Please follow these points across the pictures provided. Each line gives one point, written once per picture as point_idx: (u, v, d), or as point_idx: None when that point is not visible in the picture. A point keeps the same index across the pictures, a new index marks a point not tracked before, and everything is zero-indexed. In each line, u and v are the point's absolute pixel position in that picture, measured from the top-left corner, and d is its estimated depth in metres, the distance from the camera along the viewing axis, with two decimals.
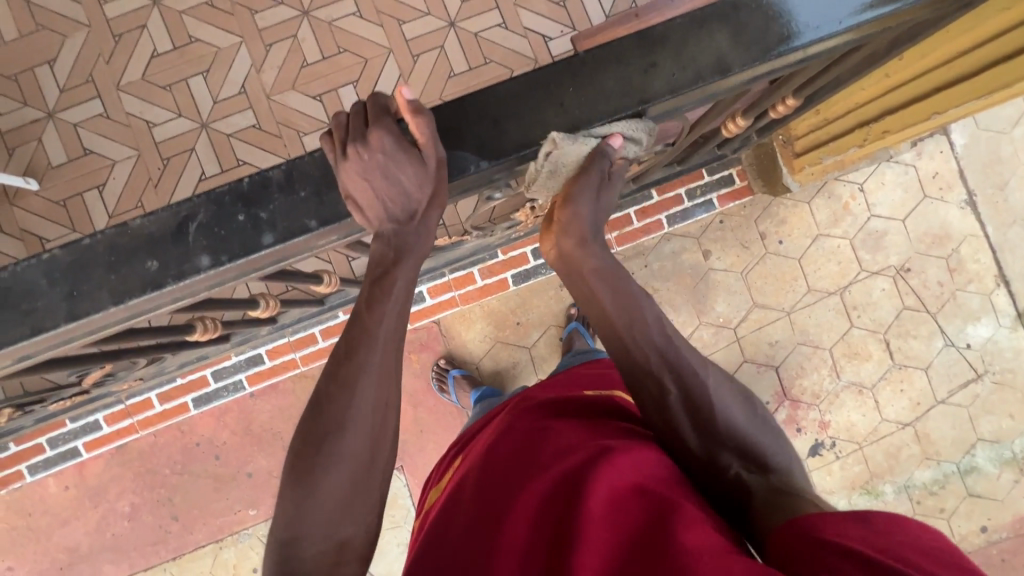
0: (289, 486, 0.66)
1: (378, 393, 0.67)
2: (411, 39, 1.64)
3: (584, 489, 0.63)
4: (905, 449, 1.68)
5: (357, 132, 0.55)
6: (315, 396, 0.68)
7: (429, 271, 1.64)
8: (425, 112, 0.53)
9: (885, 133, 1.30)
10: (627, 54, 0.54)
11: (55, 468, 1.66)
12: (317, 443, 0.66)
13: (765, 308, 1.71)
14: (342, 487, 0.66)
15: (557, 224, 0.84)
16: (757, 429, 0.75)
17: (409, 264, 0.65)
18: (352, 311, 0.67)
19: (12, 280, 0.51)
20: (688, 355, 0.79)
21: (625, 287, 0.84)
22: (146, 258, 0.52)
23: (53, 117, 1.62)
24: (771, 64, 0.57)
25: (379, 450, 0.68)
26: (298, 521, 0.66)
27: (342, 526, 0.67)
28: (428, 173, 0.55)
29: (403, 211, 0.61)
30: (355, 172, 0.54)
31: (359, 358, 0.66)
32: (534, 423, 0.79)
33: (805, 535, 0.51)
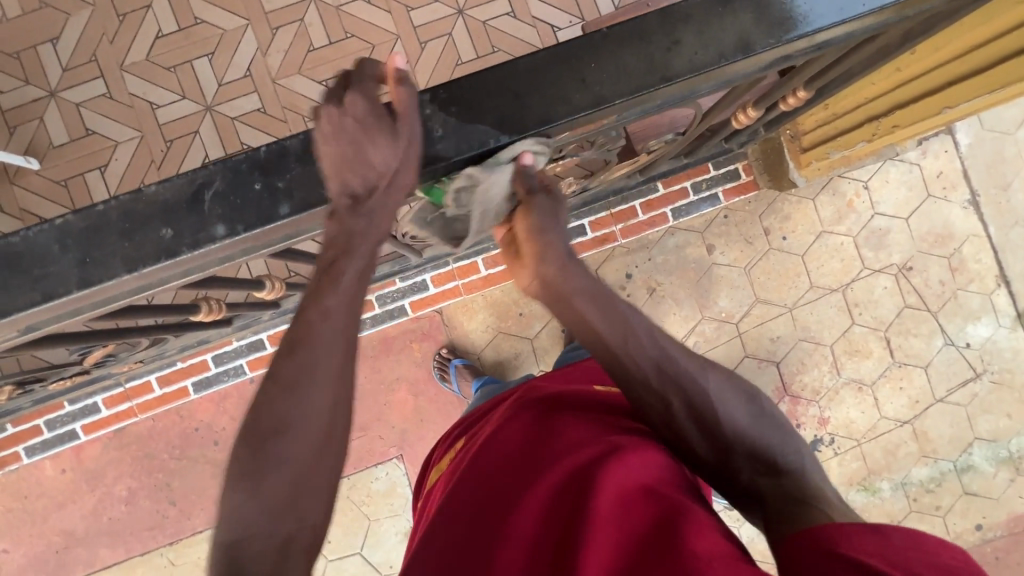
0: (231, 485, 0.60)
1: (327, 391, 0.63)
2: (419, 26, 1.63)
3: (592, 489, 0.63)
4: (902, 447, 1.69)
5: (338, 100, 0.56)
6: (257, 394, 0.63)
7: (433, 260, 1.63)
8: (406, 84, 0.54)
9: (893, 128, 1.29)
10: (650, 32, 0.54)
11: (52, 450, 1.65)
12: (259, 440, 0.61)
13: (767, 304, 1.71)
14: (288, 484, 0.61)
15: (529, 256, 0.79)
16: (771, 427, 0.73)
17: (360, 253, 0.62)
18: (299, 305, 0.64)
19: (24, 245, 0.50)
20: (688, 359, 0.76)
21: (613, 310, 0.79)
22: (161, 226, 0.51)
23: (56, 96, 1.61)
24: (795, 45, 0.57)
25: (329, 449, 0.63)
26: (242, 522, 0.59)
27: (288, 522, 0.60)
28: (398, 144, 0.53)
29: (363, 186, 0.57)
30: (324, 133, 0.53)
31: (304, 354, 0.62)
32: (538, 413, 0.78)
33: (816, 544, 0.51)
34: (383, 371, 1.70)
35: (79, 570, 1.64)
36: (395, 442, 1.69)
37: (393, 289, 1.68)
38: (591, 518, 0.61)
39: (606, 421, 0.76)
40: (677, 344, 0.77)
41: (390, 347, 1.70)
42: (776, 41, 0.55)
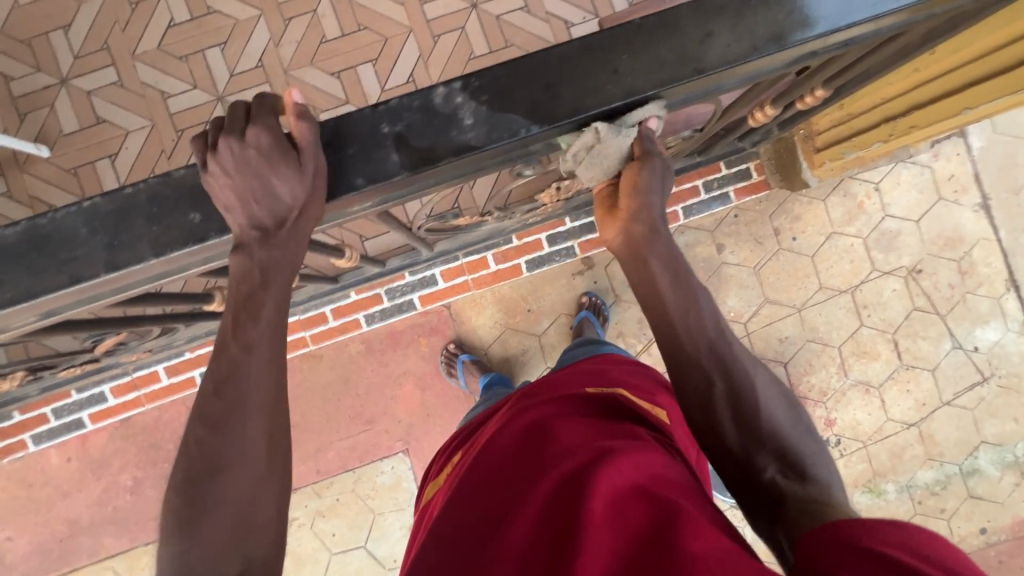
0: (165, 539, 0.55)
1: (260, 424, 0.57)
2: (432, 20, 1.62)
3: (587, 488, 0.61)
4: (908, 449, 1.69)
5: (236, 128, 0.53)
6: (183, 441, 0.58)
7: (443, 254, 1.63)
8: (308, 117, 0.52)
9: (910, 129, 1.28)
10: (684, 23, 0.54)
11: (59, 438, 1.65)
12: (191, 488, 0.55)
13: (776, 304, 1.71)
14: (227, 531, 0.55)
15: (624, 210, 0.73)
16: (801, 431, 0.69)
17: (279, 281, 0.58)
18: (215, 343, 0.59)
19: (51, 227, 0.50)
20: (736, 346, 0.72)
21: (688, 279, 0.74)
22: (189, 210, 0.52)
23: (66, 84, 1.60)
24: (828, 38, 0.56)
25: (271, 486, 0.57)
26: (182, 575, 0.54)
27: (235, 564, 0.55)
28: (303, 176, 0.52)
29: (270, 217, 0.55)
30: (218, 167, 0.51)
31: (231, 389, 0.57)
32: (539, 420, 0.77)
33: (834, 538, 0.47)
34: (390, 365, 1.69)
35: (84, 559, 1.64)
36: (401, 436, 1.69)
37: (403, 283, 1.68)
38: (587, 519, 0.58)
39: (604, 425, 0.75)
40: (733, 332, 0.73)
41: (398, 341, 1.70)
42: (809, 34, 0.55)
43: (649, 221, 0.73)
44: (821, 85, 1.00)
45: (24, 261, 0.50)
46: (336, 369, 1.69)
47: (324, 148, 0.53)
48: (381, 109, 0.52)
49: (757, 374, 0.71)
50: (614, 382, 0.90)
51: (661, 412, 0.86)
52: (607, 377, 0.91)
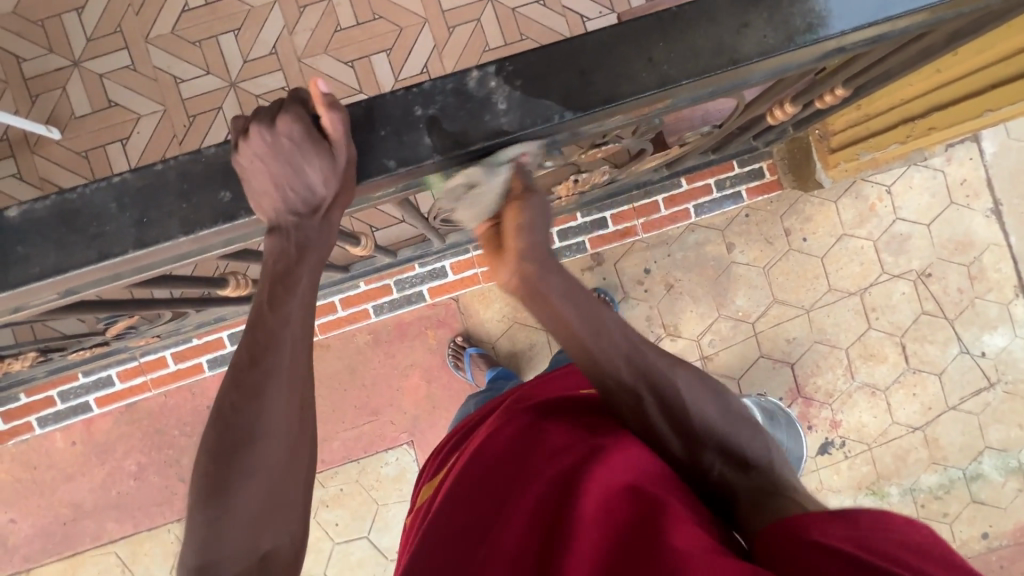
0: (195, 509, 0.56)
1: (293, 396, 0.57)
2: (448, 11, 1.62)
3: (576, 489, 0.60)
4: (913, 453, 1.69)
5: (268, 115, 0.52)
6: (213, 409, 0.57)
7: (453, 246, 1.63)
8: (339, 107, 0.50)
9: (930, 130, 1.28)
10: (720, 13, 0.53)
11: (64, 422, 1.65)
12: (222, 459, 0.55)
13: (784, 305, 1.71)
14: (260, 502, 0.56)
15: (507, 251, 0.69)
16: (736, 419, 0.73)
17: (314, 259, 0.58)
18: (250, 316, 0.58)
19: (81, 201, 0.50)
20: (655, 354, 0.73)
21: (582, 310, 0.72)
22: (219, 188, 0.51)
23: (79, 66, 1.60)
24: (864, 32, 0.56)
25: (301, 458, 0.58)
26: (214, 546, 0.55)
27: (263, 538, 0.57)
28: (335, 167, 0.52)
29: (305, 204, 0.55)
30: (253, 154, 0.51)
31: (268, 361, 0.56)
32: (523, 415, 0.75)
33: (786, 532, 0.52)
34: (396, 357, 1.69)
35: (86, 543, 1.64)
36: (406, 428, 1.69)
37: (412, 275, 1.67)
38: (575, 520, 0.57)
39: (588, 421, 0.73)
40: (644, 342, 0.73)
41: (405, 333, 1.70)
42: (846, 26, 0.54)
43: (541, 254, 0.69)
44: (841, 85, 0.99)
45: (52, 235, 0.50)
46: (343, 359, 1.69)
47: (355, 140, 0.52)
48: (411, 92, 0.51)
49: (682, 381, 0.72)
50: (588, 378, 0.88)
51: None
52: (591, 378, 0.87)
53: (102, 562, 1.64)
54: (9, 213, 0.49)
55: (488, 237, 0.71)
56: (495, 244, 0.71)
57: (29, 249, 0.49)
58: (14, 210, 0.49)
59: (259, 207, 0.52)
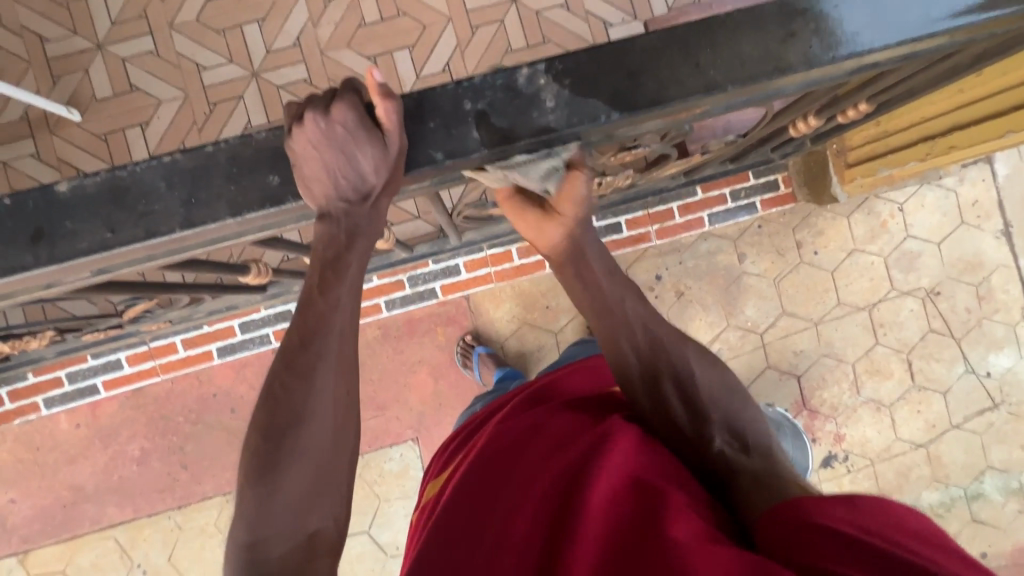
0: (246, 486, 0.58)
1: (341, 381, 0.60)
2: (472, 11, 1.63)
3: (584, 481, 0.59)
4: (915, 470, 1.70)
5: (321, 103, 0.53)
6: (264, 389, 0.59)
7: (468, 245, 1.64)
8: (394, 97, 0.51)
9: (951, 148, 1.30)
10: (769, 21, 0.54)
11: (71, 403, 1.64)
12: (274, 438, 0.58)
13: (793, 317, 1.72)
14: (306, 480, 0.59)
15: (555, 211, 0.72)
16: (736, 395, 0.74)
17: (361, 247, 0.60)
18: (300, 298, 0.60)
19: (130, 179, 0.50)
20: (665, 331, 0.76)
21: (607, 272, 0.77)
22: (268, 172, 0.51)
23: (102, 49, 1.60)
24: (913, 45, 0.56)
25: (343, 441, 0.62)
26: (262, 525, 0.58)
27: (310, 518, 0.60)
28: (388, 156, 0.52)
29: (356, 191, 0.56)
30: (307, 140, 0.51)
31: (318, 343, 0.59)
32: (533, 413, 0.74)
33: (791, 522, 0.49)
34: (405, 353, 1.69)
35: (85, 526, 1.64)
36: (412, 424, 1.69)
37: (426, 272, 1.68)
38: (582, 511, 0.56)
39: (600, 417, 0.71)
40: (662, 322, 0.77)
41: (415, 329, 1.70)
42: (891, 39, 0.55)
43: (586, 216, 0.74)
44: (864, 101, 1.00)
45: (102, 212, 0.50)
46: None
47: (407, 131, 0.53)
48: (462, 87, 0.52)
49: (689, 353, 0.75)
50: (596, 374, 0.85)
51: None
52: (605, 375, 0.85)
53: (100, 546, 1.64)
54: (58, 187, 0.49)
55: (524, 201, 0.73)
56: (538, 206, 0.73)
57: (78, 225, 0.50)
58: (64, 184, 0.49)
59: (308, 193, 0.52)
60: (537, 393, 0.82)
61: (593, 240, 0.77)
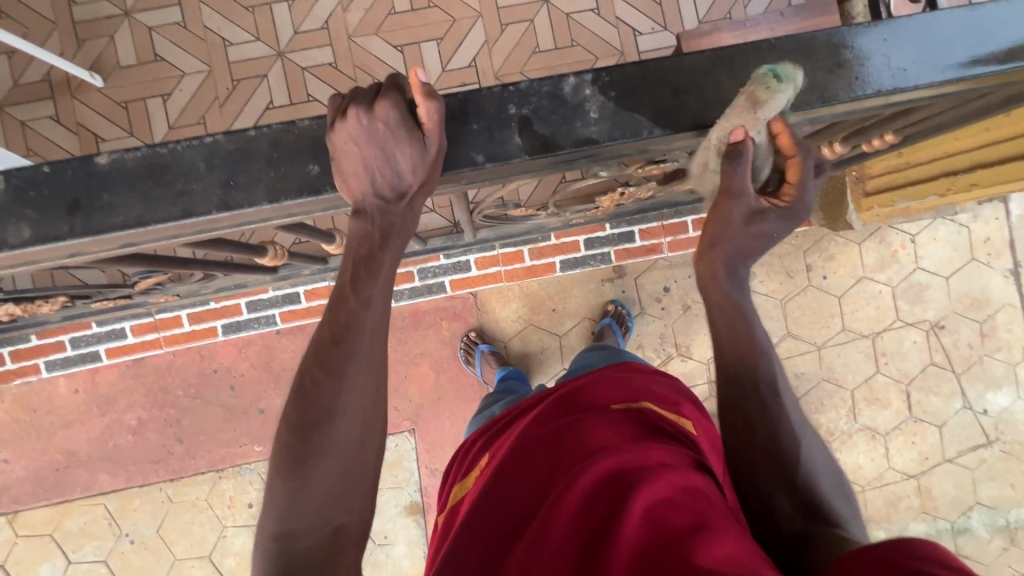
0: (275, 478, 0.59)
1: (370, 378, 0.61)
2: (503, 9, 1.62)
3: (626, 493, 0.56)
4: (904, 500, 1.70)
5: (363, 99, 0.53)
6: (295, 383, 0.61)
7: (480, 242, 1.64)
8: (437, 98, 0.51)
9: (972, 184, 1.33)
10: (818, 50, 0.54)
11: (71, 368, 1.64)
12: (302, 432, 0.59)
13: (797, 339, 1.72)
14: (334, 476, 0.60)
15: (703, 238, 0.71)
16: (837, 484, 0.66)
17: (395, 245, 0.60)
18: (332, 294, 0.61)
19: (170, 157, 0.50)
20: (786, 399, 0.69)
21: (751, 330, 0.71)
22: (308, 161, 0.52)
23: (129, 16, 1.59)
24: (957, 85, 0.56)
25: (371, 437, 0.62)
26: (291, 516, 0.59)
27: (335, 512, 0.60)
28: (425, 158, 0.53)
29: (392, 189, 0.57)
30: (350, 135, 0.52)
31: (350, 340, 0.60)
32: (567, 419, 0.72)
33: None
34: (408, 344, 1.70)
35: (76, 491, 1.64)
36: (410, 415, 1.69)
37: (436, 265, 1.68)
38: (624, 517, 0.53)
39: (638, 428, 0.68)
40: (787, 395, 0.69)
41: (420, 321, 1.70)
42: (938, 76, 0.55)
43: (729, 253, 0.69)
44: (892, 132, 1.00)
45: (139, 187, 0.50)
46: None
47: (447, 132, 0.53)
48: (506, 91, 0.51)
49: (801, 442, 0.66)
50: (634, 386, 0.81)
51: (687, 424, 0.76)
52: (631, 385, 0.81)
53: (90, 512, 1.64)
54: (98, 159, 0.49)
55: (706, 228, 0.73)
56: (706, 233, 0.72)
57: (115, 198, 0.50)
58: (104, 157, 0.49)
59: (344, 186, 0.53)
60: (573, 395, 0.79)
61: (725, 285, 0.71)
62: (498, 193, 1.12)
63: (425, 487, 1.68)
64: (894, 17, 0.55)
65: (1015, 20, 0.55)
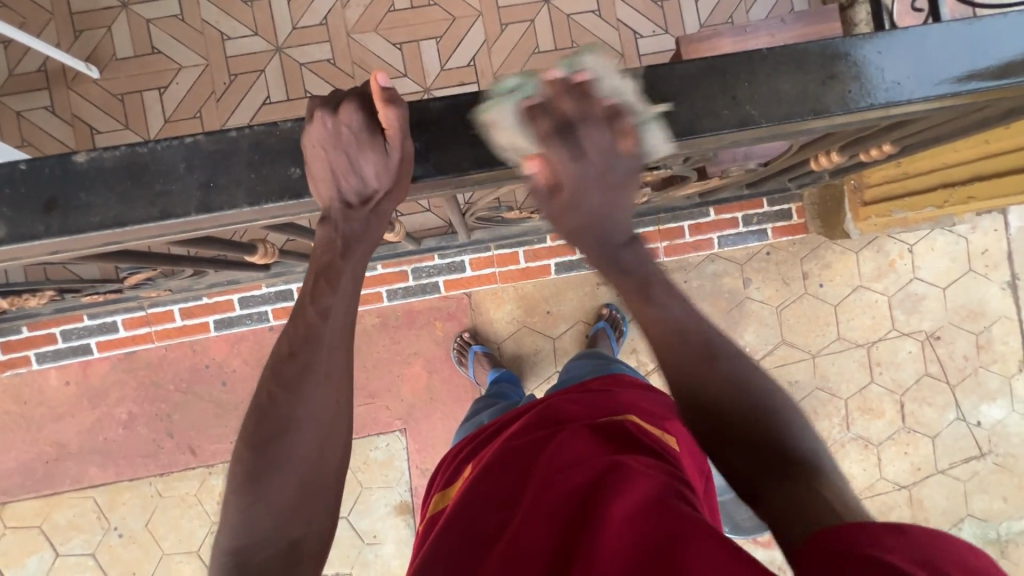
0: (234, 492, 0.59)
1: (330, 393, 0.60)
2: (503, 8, 1.61)
3: (604, 501, 0.55)
4: (895, 510, 1.69)
5: (328, 103, 0.53)
6: (253, 399, 0.61)
7: (475, 243, 1.63)
8: (398, 103, 0.51)
9: (969, 198, 1.32)
10: (811, 62, 0.53)
11: (62, 361, 1.64)
12: (260, 445, 0.58)
13: (791, 347, 1.71)
14: (294, 488, 0.59)
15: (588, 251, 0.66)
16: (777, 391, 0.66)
17: (359, 253, 0.61)
18: (294, 306, 0.61)
19: (150, 156, 0.49)
20: (685, 356, 0.67)
21: (655, 316, 0.68)
22: (290, 164, 0.51)
23: (127, 8, 1.58)
24: (952, 100, 0.55)
25: (333, 448, 0.61)
26: (248, 529, 0.58)
27: (295, 525, 0.60)
28: (390, 163, 0.53)
29: (356, 196, 0.57)
30: (316, 140, 0.51)
31: (307, 353, 0.60)
32: (547, 432, 0.71)
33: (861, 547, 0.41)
34: (401, 343, 1.69)
35: (65, 484, 1.64)
36: (401, 415, 1.68)
37: (430, 265, 1.67)
38: (601, 521, 0.53)
39: (616, 443, 0.68)
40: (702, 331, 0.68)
41: (413, 321, 1.69)
42: (932, 90, 0.54)
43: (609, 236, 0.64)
44: (889, 143, 1.00)
45: (117, 188, 0.49)
46: None
47: (414, 138, 0.52)
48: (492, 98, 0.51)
49: (721, 380, 0.66)
50: (619, 400, 0.81)
51: (669, 439, 0.76)
52: (609, 401, 0.81)
53: (79, 505, 1.63)
54: (77, 157, 0.49)
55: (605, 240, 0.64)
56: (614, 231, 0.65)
57: (93, 197, 0.49)
58: (83, 155, 0.49)
59: (316, 192, 0.52)
60: (554, 409, 0.78)
61: (644, 298, 0.67)
62: (491, 196, 1.13)
63: (415, 487, 1.68)
64: (891, 29, 0.54)
65: (1010, 35, 0.54)
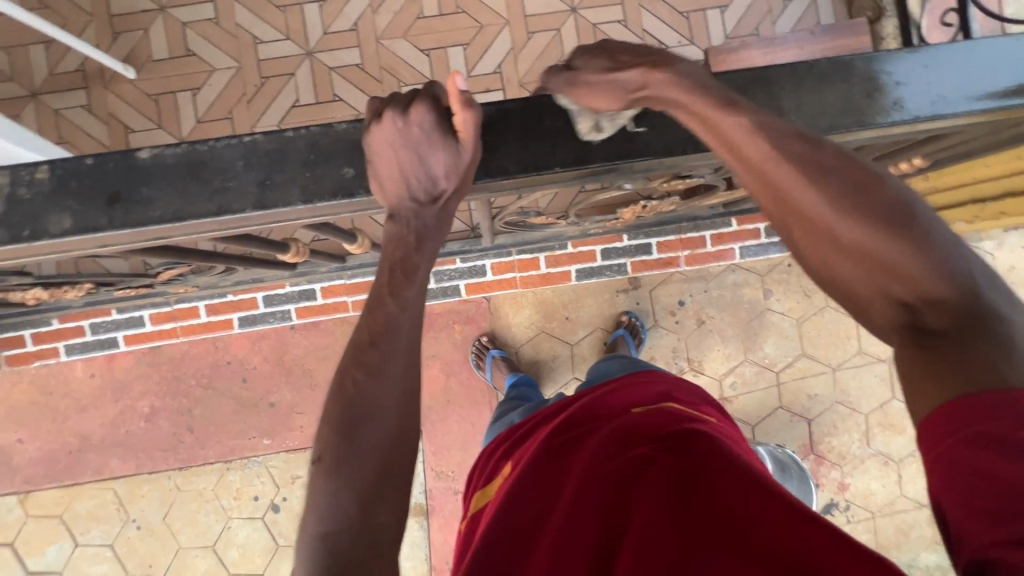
0: (319, 477, 0.57)
1: (410, 379, 0.61)
2: (530, 17, 1.64)
3: (637, 490, 0.56)
4: (916, 529, 1.66)
5: (399, 103, 0.53)
6: (335, 383, 0.61)
7: (497, 247, 1.64)
8: (475, 107, 0.51)
9: (1000, 214, 1.36)
10: (856, 74, 0.54)
11: (89, 353, 1.67)
12: (347, 431, 0.58)
13: (811, 360, 1.70)
14: (375, 473, 0.57)
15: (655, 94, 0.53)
16: (907, 192, 0.54)
17: (429, 249, 0.61)
18: (370, 298, 0.62)
19: (209, 154, 0.51)
20: (804, 178, 0.53)
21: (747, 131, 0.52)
22: (344, 164, 0.53)
23: (164, 11, 1.63)
24: (992, 114, 0.55)
25: (410, 434, 0.60)
26: (335, 514, 0.55)
27: (377, 511, 0.56)
28: (460, 163, 0.53)
29: (426, 193, 0.58)
30: (385, 140, 0.52)
31: (389, 341, 0.60)
32: (585, 429, 0.71)
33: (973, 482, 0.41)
34: None
35: (87, 475, 1.66)
36: None
37: (452, 268, 1.68)
38: (637, 510, 0.53)
39: (647, 426, 0.67)
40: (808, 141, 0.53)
41: (433, 323, 1.71)
42: (973, 105, 0.54)
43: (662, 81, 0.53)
44: (920, 156, 0.99)
45: (178, 183, 0.51)
46: None
47: (483, 139, 0.53)
48: (541, 104, 0.53)
49: (862, 223, 0.52)
50: (657, 387, 0.80)
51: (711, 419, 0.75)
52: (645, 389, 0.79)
53: (99, 497, 1.66)
54: (140, 154, 0.51)
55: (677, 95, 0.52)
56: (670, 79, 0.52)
57: (154, 192, 0.51)
58: (146, 152, 0.50)
59: (379, 187, 0.53)
60: (587, 403, 0.78)
61: (727, 109, 0.51)
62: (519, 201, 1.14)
63: (430, 488, 1.68)
64: (932, 43, 0.55)
65: None
